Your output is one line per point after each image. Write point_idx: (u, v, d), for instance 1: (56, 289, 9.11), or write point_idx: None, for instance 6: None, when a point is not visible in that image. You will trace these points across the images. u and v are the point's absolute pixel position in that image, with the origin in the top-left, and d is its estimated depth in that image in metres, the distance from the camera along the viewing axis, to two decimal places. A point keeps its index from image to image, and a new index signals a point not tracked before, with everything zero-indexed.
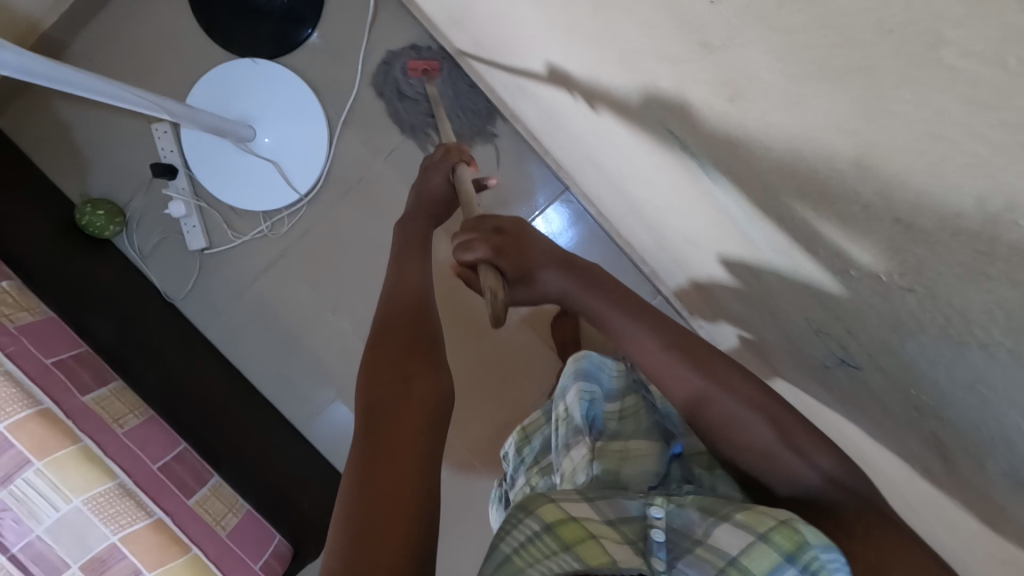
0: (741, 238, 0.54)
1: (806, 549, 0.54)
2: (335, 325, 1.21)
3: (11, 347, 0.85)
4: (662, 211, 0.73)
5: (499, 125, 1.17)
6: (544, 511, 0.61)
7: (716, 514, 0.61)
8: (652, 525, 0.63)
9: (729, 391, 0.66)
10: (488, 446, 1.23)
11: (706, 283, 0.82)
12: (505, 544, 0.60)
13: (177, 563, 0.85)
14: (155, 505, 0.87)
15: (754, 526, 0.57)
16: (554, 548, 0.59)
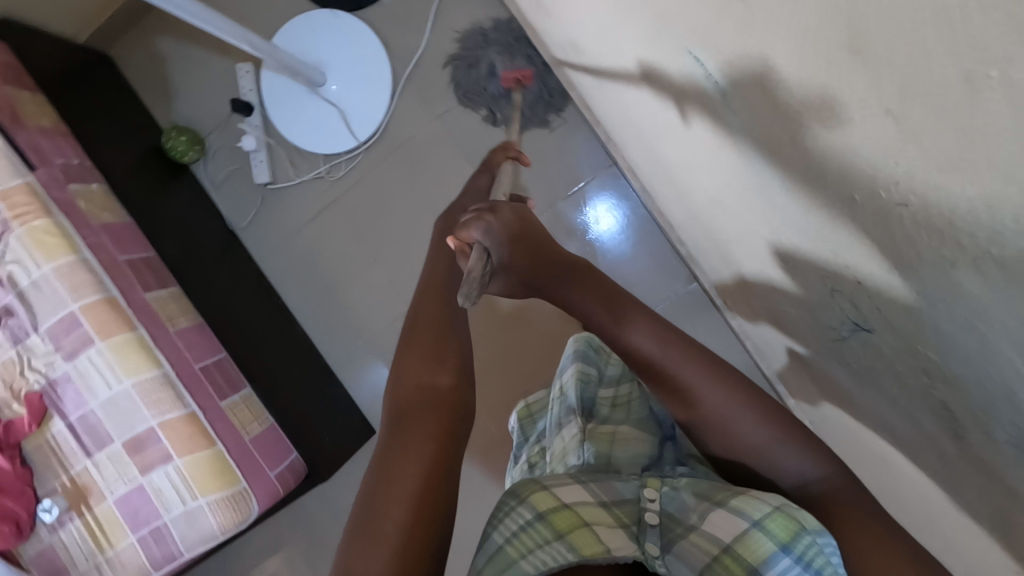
0: (800, 222, 0.52)
1: (800, 534, 0.54)
2: (374, 270, 1.28)
3: (91, 240, 0.96)
4: (724, 200, 0.72)
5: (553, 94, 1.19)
6: (536, 498, 0.62)
7: (711, 501, 0.61)
8: (646, 511, 0.63)
9: (726, 393, 0.65)
10: (502, 408, 1.25)
11: (739, 256, 0.82)
12: (497, 533, 0.62)
13: (204, 454, 0.93)
14: (190, 399, 0.95)
15: (751, 513, 0.57)
16: (545, 535, 0.60)
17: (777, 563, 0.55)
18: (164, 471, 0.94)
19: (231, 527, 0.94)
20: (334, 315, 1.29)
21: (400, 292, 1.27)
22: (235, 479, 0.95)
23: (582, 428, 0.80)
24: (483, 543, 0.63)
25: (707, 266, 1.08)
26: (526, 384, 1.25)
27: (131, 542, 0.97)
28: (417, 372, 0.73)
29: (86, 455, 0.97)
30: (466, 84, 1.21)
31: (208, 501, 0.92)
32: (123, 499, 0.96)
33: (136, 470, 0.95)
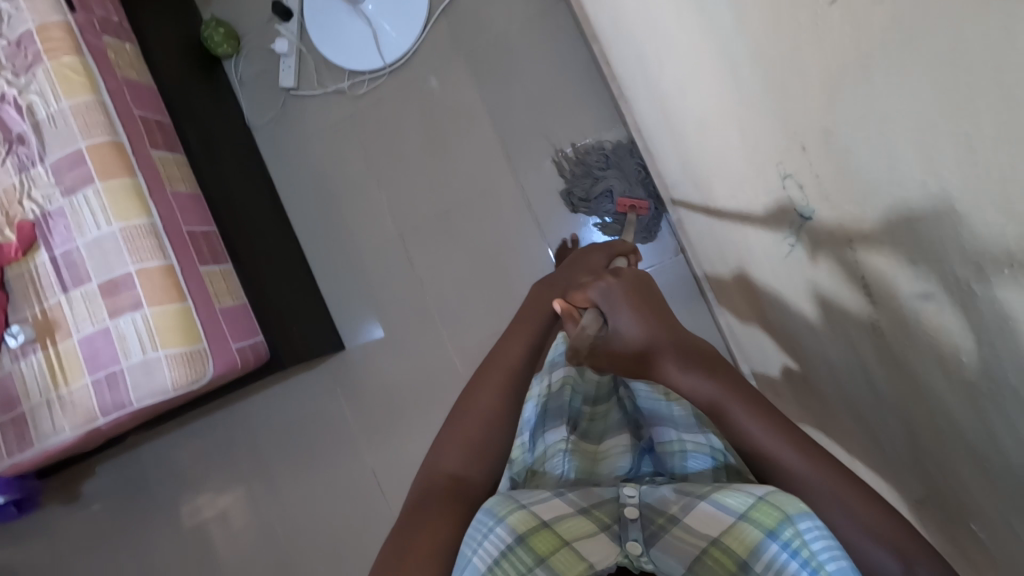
0: (763, 109, 0.49)
1: (785, 524, 0.46)
2: (375, 189, 1.31)
3: (112, 87, 1.01)
4: (683, 97, 0.71)
5: (579, 51, 1.22)
6: (513, 517, 0.53)
7: (693, 495, 0.54)
8: (626, 506, 0.56)
9: (743, 408, 0.56)
10: (472, 345, 1.27)
11: (713, 202, 0.79)
12: (476, 561, 0.51)
13: (171, 307, 0.95)
14: (171, 254, 0.98)
15: (734, 507, 0.50)
16: (527, 563, 0.51)
17: (766, 551, 0.47)
18: (130, 318, 0.96)
19: (183, 384, 0.96)
20: (330, 226, 1.33)
21: (396, 215, 1.31)
22: (197, 338, 0.97)
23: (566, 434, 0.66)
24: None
25: (694, 235, 1.04)
26: (499, 327, 1.26)
27: (86, 383, 0.99)
28: (455, 459, 0.61)
29: (61, 291, 0.99)
30: (578, 188, 1.19)
31: (165, 353, 0.94)
32: (87, 339, 0.98)
33: (105, 313, 0.97)
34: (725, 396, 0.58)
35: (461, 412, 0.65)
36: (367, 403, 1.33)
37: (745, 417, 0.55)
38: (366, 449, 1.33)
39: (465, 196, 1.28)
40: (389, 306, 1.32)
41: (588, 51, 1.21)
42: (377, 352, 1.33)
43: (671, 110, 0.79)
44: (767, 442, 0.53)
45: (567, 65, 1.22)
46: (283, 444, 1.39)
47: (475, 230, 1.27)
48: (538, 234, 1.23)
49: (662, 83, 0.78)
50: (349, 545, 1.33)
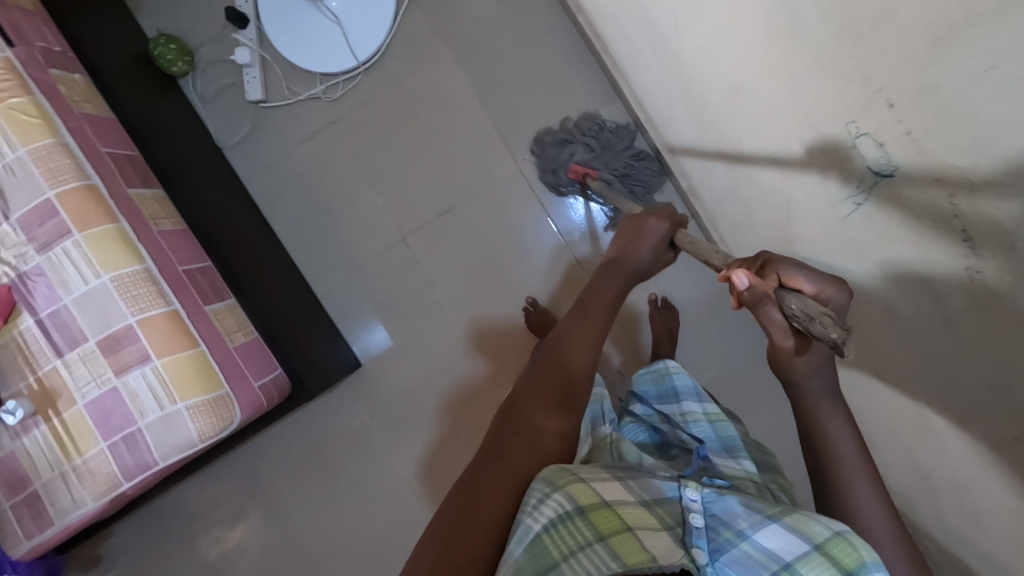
0: (840, 60, 0.47)
1: (861, 566, 0.50)
2: (368, 196, 1.26)
3: (72, 125, 0.92)
4: (710, 56, 0.68)
5: (559, 28, 1.20)
6: (576, 490, 0.54)
7: (764, 513, 0.55)
8: (691, 513, 0.58)
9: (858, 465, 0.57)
10: (493, 341, 1.24)
11: (747, 164, 0.77)
12: (530, 519, 0.51)
13: (184, 355, 0.89)
14: (174, 297, 0.91)
15: (809, 535, 0.52)
16: (587, 536, 0.52)
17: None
18: (140, 373, 0.89)
19: (210, 434, 0.90)
20: (325, 241, 1.27)
21: (395, 221, 1.26)
22: (218, 382, 0.91)
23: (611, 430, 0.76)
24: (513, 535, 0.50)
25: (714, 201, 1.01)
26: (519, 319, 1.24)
27: (101, 449, 0.92)
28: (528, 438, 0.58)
29: (56, 355, 0.91)
30: (548, 159, 1.16)
31: (187, 405, 0.88)
32: (94, 402, 0.91)
33: (110, 372, 0.90)
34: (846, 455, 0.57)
35: (536, 395, 0.62)
36: (393, 418, 1.29)
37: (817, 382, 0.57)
38: (399, 466, 1.30)
39: (463, 190, 1.24)
40: (401, 315, 1.27)
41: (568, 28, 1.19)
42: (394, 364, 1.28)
43: (687, 71, 0.77)
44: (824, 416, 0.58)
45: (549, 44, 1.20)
46: (311, 473, 1.34)
47: (481, 224, 1.24)
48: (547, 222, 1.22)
49: (678, 46, 0.75)
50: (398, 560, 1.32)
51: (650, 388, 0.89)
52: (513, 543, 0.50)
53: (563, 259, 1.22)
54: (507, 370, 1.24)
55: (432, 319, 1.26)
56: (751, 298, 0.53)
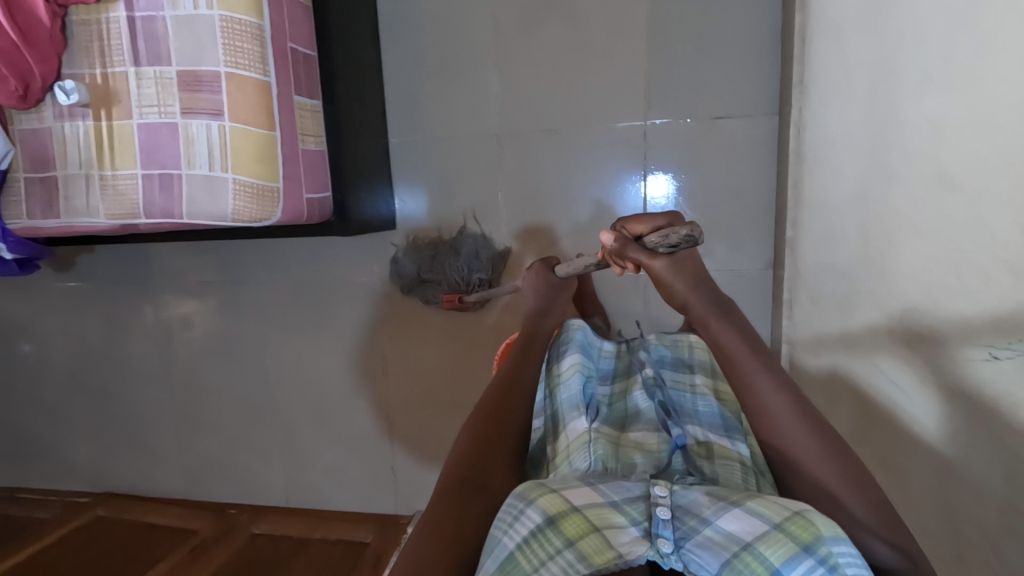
0: None
1: (818, 541, 0.52)
2: (486, 74, 1.17)
3: None
4: (936, 138, 0.62)
5: (764, 10, 1.07)
6: (546, 501, 0.59)
7: (726, 501, 0.57)
8: (657, 506, 0.59)
9: (805, 432, 0.61)
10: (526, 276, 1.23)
11: (888, 262, 0.73)
12: (505, 538, 0.58)
13: (256, 132, 0.84)
14: (272, 71, 0.85)
15: (767, 517, 0.54)
16: (557, 542, 0.57)
17: (799, 565, 0.52)
18: (205, 124, 0.84)
19: (245, 219, 0.87)
20: (422, 94, 1.20)
21: (501, 111, 1.18)
22: (275, 175, 0.88)
23: (588, 426, 0.76)
24: (488, 552, 0.58)
25: (811, 275, 0.97)
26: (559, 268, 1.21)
27: (135, 176, 0.89)
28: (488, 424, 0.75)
29: (132, 63, 0.86)
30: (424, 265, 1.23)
31: (235, 180, 0.85)
32: (149, 128, 0.87)
33: (179, 108, 0.85)
34: (784, 417, 0.62)
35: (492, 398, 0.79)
36: (399, 290, 1.30)
37: (761, 376, 0.64)
38: (382, 332, 1.33)
39: (577, 120, 1.16)
40: (458, 203, 1.23)
41: (772, 18, 1.07)
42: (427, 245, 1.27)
43: (890, 142, 0.72)
44: (777, 407, 0.63)
45: (744, 22, 1.08)
46: (301, 297, 1.36)
47: (577, 161, 1.18)
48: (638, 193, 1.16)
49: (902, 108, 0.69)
50: (339, 410, 1.39)
51: (666, 353, 0.92)
52: (488, 560, 0.57)
53: None
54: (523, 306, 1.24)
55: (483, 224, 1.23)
56: (617, 248, 0.74)
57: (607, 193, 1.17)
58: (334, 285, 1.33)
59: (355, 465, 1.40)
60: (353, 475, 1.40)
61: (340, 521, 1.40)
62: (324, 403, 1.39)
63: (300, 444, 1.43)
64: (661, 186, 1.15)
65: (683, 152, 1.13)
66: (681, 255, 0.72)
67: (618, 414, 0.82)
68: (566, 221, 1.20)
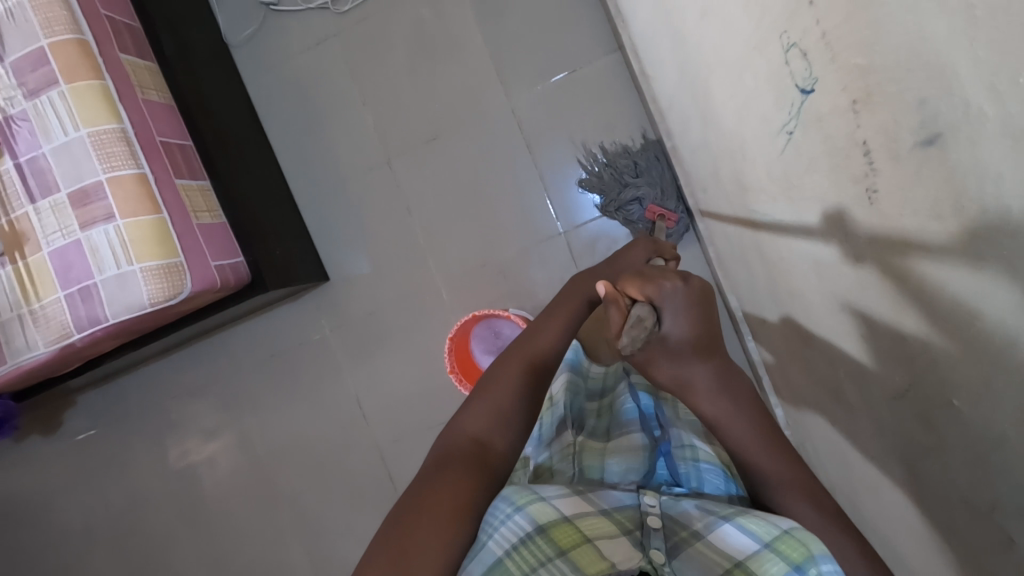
0: None
1: (809, 562, 0.48)
2: (359, 113, 1.28)
3: None
4: None
5: None
6: (540, 510, 0.54)
7: (716, 515, 0.54)
8: (648, 515, 0.56)
9: (766, 465, 0.58)
10: (460, 276, 1.26)
11: (714, 110, 0.75)
12: (494, 543, 0.53)
13: (145, 219, 0.92)
14: (144, 162, 0.94)
15: (757, 534, 0.51)
16: (548, 552, 0.52)
17: None
18: (103, 230, 0.91)
19: (161, 300, 0.93)
20: (312, 151, 1.31)
21: (388, 140, 1.28)
22: (174, 251, 0.95)
23: (574, 438, 0.72)
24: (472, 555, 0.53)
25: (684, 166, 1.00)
26: (486, 257, 1.25)
27: (59, 298, 0.95)
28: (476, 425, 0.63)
29: (30, 202, 0.95)
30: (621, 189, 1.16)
31: (141, 268, 0.91)
32: (59, 252, 0.94)
33: (77, 225, 0.92)
34: (750, 451, 0.59)
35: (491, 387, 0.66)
36: (353, 334, 1.33)
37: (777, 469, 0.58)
38: (352, 380, 1.35)
39: (451, 121, 1.25)
40: (379, 236, 1.30)
41: None
42: (364, 283, 1.31)
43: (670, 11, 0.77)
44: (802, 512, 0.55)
45: None
46: (267, 373, 1.40)
47: (468, 158, 1.25)
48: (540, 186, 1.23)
49: None
50: (337, 470, 1.37)
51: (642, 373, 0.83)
52: (472, 564, 0.52)
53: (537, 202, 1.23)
54: (467, 305, 1.26)
55: (406, 246, 1.29)
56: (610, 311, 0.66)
57: (503, 172, 1.24)
58: (295, 350, 1.37)
59: (369, 525, 1.35)
60: (371, 537, 1.36)
61: None
62: (324, 472, 1.38)
63: (314, 523, 1.39)
64: (556, 170, 1.22)
65: (557, 115, 1.21)
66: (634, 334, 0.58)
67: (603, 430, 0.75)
68: (479, 216, 1.25)
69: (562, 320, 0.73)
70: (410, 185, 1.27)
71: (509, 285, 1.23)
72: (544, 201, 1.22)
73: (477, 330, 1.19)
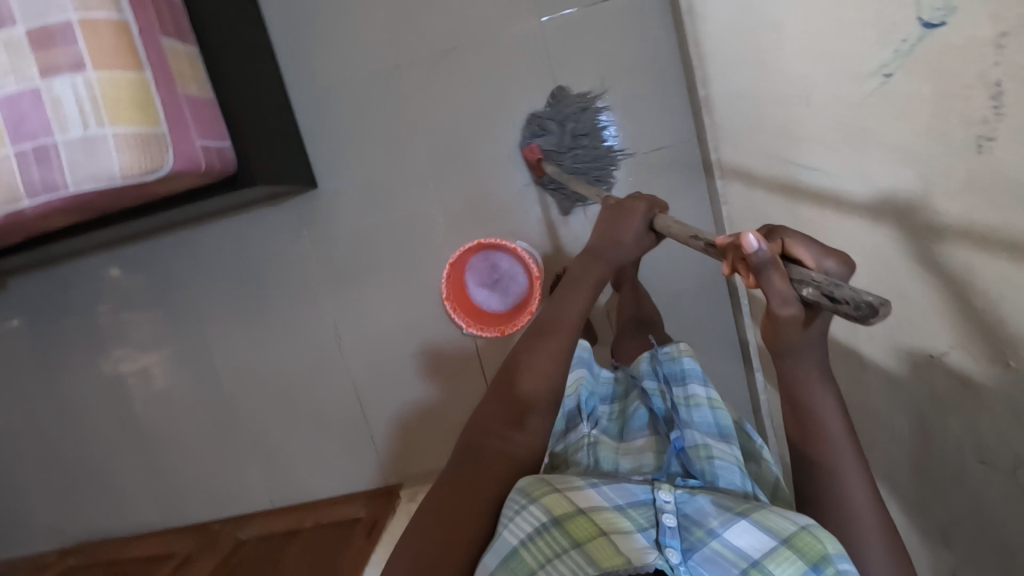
0: None
1: (826, 560, 0.44)
2: (370, 10, 1.17)
3: None
4: None
5: None
6: (553, 501, 0.50)
7: (734, 512, 0.49)
8: (663, 513, 0.51)
9: (839, 464, 0.50)
10: (461, 206, 1.20)
11: (777, 51, 0.72)
12: (508, 533, 0.49)
13: (124, 75, 0.79)
14: (126, 9, 0.80)
15: (775, 530, 0.47)
16: (563, 546, 0.48)
17: None
18: (69, 81, 0.78)
19: (136, 174, 0.82)
20: (312, 44, 1.19)
21: (398, 41, 1.17)
22: (157, 120, 0.83)
23: (588, 431, 0.69)
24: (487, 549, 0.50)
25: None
26: (491, 188, 1.19)
27: (8, 155, 0.81)
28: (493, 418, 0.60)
29: None
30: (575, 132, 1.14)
31: (115, 133, 0.79)
32: (10, 100, 0.79)
33: (36, 71, 0.78)
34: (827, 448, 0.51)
35: (506, 376, 0.63)
36: (337, 251, 1.25)
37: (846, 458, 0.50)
38: (330, 300, 1.28)
39: (472, 35, 1.15)
40: (377, 147, 1.20)
41: None
42: (356, 195, 1.22)
43: None
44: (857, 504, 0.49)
45: None
46: (237, 281, 1.31)
47: (483, 75, 1.16)
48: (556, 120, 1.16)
49: None
50: (305, 390, 1.33)
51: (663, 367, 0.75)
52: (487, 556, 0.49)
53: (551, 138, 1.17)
54: (464, 236, 1.21)
55: (407, 162, 1.20)
56: (755, 262, 0.48)
57: (521, 100, 1.16)
58: (270, 261, 1.28)
59: (338, 443, 1.34)
60: (335, 459, 1.34)
61: (329, 502, 1.34)
62: (292, 388, 1.33)
63: (280, 437, 1.36)
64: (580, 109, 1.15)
65: (582, 43, 1.14)
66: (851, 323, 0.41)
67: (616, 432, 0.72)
68: (488, 139, 1.18)
69: (577, 291, 0.69)
70: (418, 98, 1.18)
71: (511, 222, 1.19)
72: (562, 144, 1.17)
73: (472, 261, 1.17)
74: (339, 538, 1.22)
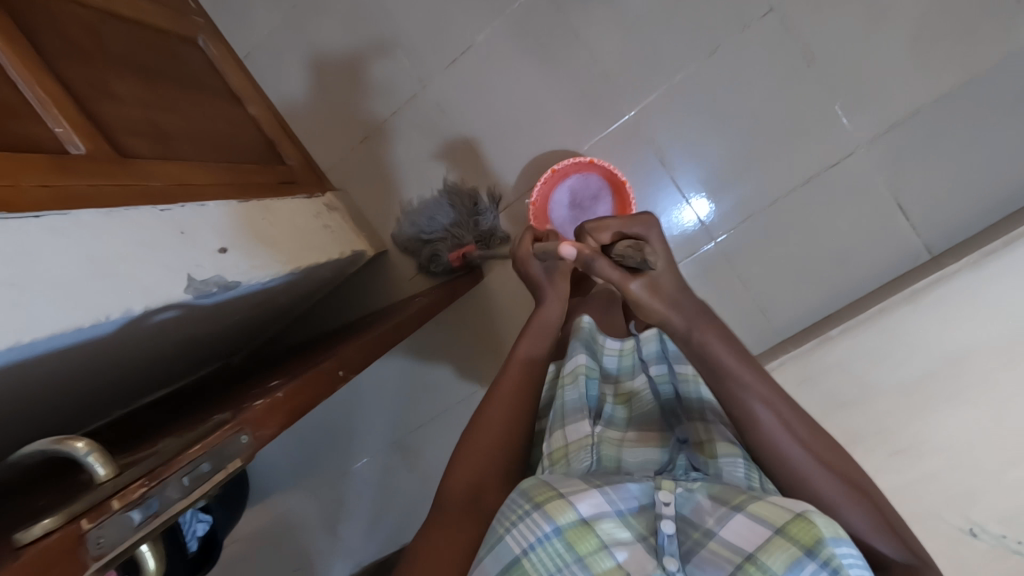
0: None
1: (821, 545, 0.47)
2: None
3: None
4: None
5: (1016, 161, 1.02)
6: (552, 507, 0.51)
7: (729, 506, 0.52)
8: (662, 518, 0.54)
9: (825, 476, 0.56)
10: (630, 135, 1.17)
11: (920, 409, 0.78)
12: (511, 539, 0.51)
13: None
14: None
15: (769, 523, 0.50)
16: (564, 555, 0.50)
17: (801, 570, 0.47)
18: None
19: None
20: None
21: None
22: None
23: (592, 429, 0.65)
24: (491, 547, 0.52)
25: (826, 354, 0.94)
26: (658, 155, 1.16)
27: None
28: (474, 465, 0.64)
29: None
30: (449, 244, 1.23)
31: None
32: None
33: None
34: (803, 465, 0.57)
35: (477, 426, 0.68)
36: (537, 22, 1.17)
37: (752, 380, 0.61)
38: (483, 31, 1.20)
39: (808, 69, 1.08)
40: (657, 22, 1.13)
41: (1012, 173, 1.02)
42: (600, 24, 1.15)
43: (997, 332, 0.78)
44: (777, 421, 0.59)
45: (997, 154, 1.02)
46: None
47: (766, 100, 1.10)
48: (751, 195, 1.13)
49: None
50: (380, 42, 1.25)
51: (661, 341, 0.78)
52: (491, 558, 0.51)
53: (730, 195, 1.14)
54: (602, 150, 1.18)
55: (651, 56, 1.14)
56: (579, 259, 0.70)
57: (756, 150, 1.12)
58: None
59: (352, 109, 1.29)
60: (331, 107, 1.30)
61: (271, 130, 1.23)
62: (378, 35, 1.25)
63: (325, 43, 1.28)
64: (767, 212, 1.13)
65: (838, 189, 1.09)
66: (655, 281, 0.69)
67: (623, 421, 0.70)
68: (706, 131, 1.13)
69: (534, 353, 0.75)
70: (722, 41, 1.10)
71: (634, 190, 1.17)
72: (699, 193, 1.15)
73: (591, 177, 1.15)
74: (255, 160, 1.11)
